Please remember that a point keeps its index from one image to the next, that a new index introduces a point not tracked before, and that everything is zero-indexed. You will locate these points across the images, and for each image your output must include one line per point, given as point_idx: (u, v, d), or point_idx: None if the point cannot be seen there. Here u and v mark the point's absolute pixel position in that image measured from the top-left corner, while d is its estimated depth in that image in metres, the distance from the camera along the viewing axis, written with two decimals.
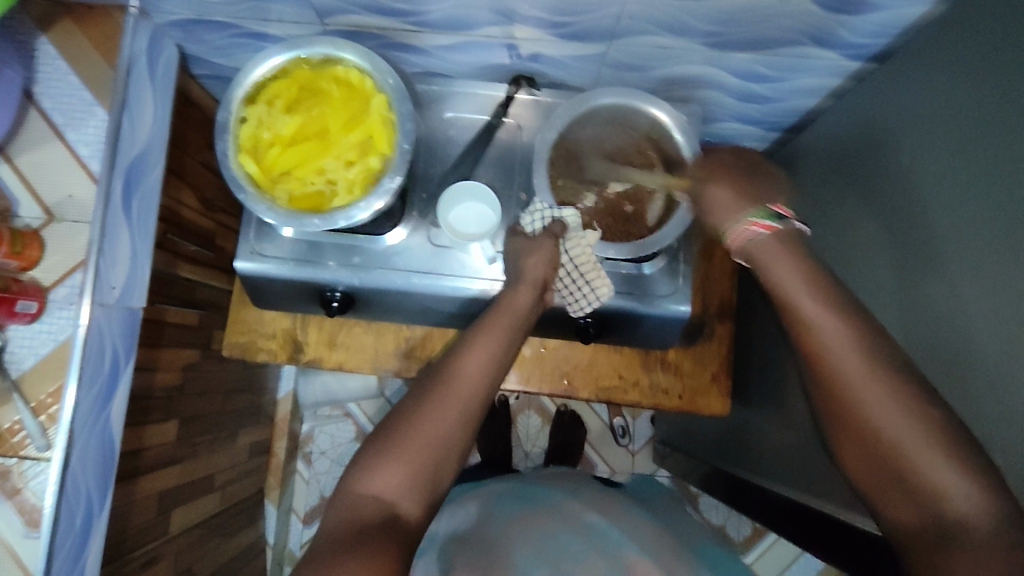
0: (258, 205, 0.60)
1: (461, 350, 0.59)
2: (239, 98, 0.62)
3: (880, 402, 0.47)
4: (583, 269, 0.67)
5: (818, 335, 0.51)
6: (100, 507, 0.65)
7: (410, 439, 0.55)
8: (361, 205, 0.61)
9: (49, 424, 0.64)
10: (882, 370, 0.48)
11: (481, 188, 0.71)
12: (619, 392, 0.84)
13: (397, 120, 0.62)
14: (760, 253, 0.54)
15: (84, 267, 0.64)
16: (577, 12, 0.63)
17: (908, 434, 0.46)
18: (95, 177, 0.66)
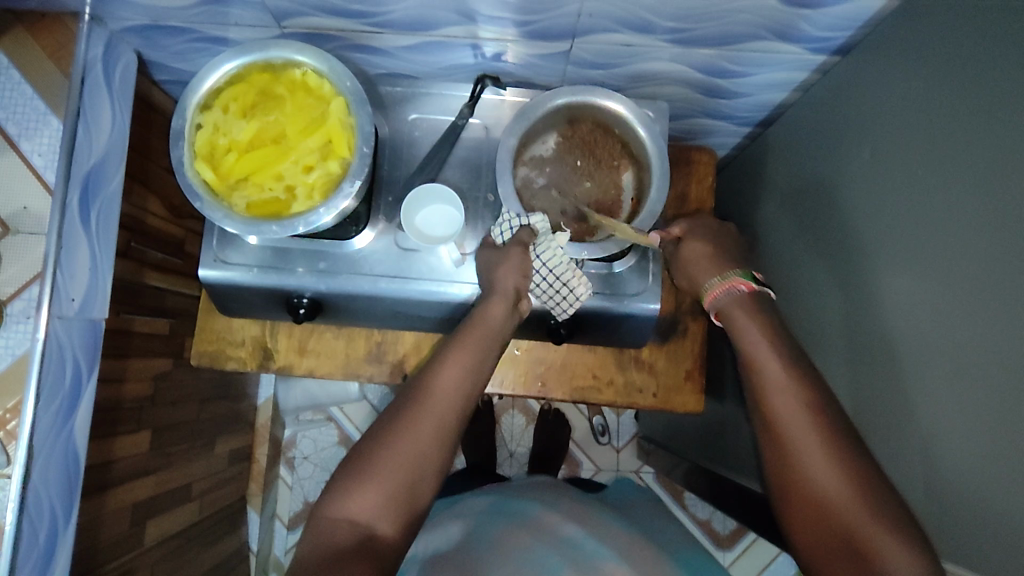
0: (214, 212, 0.59)
1: (436, 364, 0.60)
2: (193, 104, 0.61)
3: (820, 464, 0.53)
4: (559, 273, 0.66)
5: (761, 383, 0.58)
6: (65, 522, 0.64)
7: (383, 459, 0.55)
8: (321, 210, 0.60)
9: (8, 440, 0.61)
10: (819, 423, 0.55)
11: (438, 188, 0.69)
12: (594, 392, 0.84)
13: (356, 123, 0.62)
14: (732, 306, 0.63)
15: (40, 280, 0.63)
16: (539, 10, 0.62)
17: (836, 487, 0.52)
18: (50, 188, 0.65)
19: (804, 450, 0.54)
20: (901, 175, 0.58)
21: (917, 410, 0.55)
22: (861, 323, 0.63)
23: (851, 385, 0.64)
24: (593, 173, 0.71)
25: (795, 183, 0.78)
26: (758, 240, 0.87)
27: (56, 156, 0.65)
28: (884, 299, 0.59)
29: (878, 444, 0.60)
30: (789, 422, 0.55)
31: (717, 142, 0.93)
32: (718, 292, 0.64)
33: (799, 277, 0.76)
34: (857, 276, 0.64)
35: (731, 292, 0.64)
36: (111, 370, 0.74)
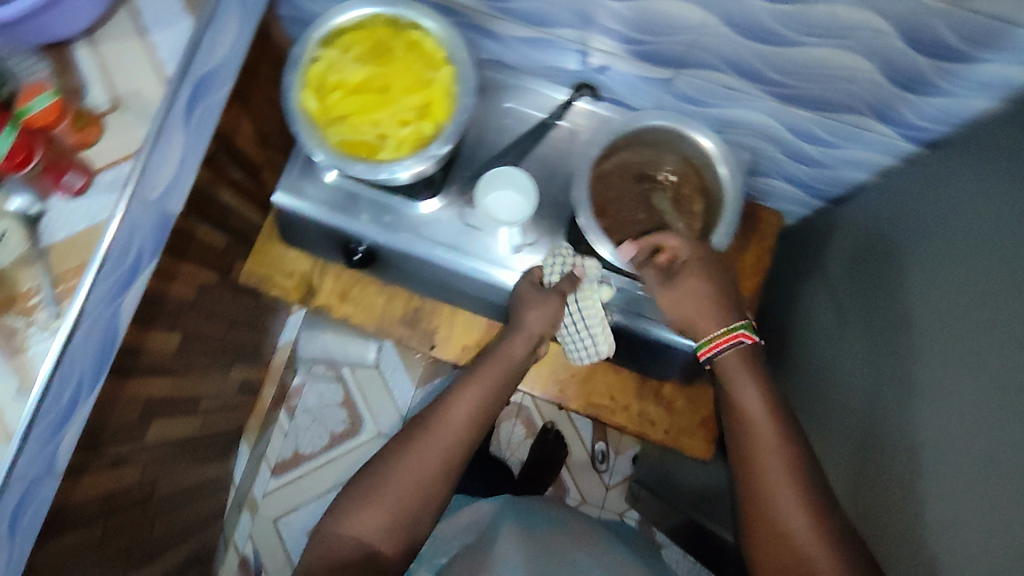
0: (309, 139, 0.62)
1: (449, 397, 0.68)
2: (315, 38, 0.65)
3: (796, 517, 0.62)
4: (591, 323, 0.69)
5: (754, 443, 0.65)
6: (88, 388, 0.67)
7: (388, 488, 0.64)
8: (405, 163, 0.63)
9: (64, 297, 0.62)
10: (801, 484, 0.63)
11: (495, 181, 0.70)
12: (608, 413, 0.85)
13: (457, 93, 0.65)
14: (730, 364, 0.67)
15: (135, 160, 0.65)
16: (657, 32, 0.64)
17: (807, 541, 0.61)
18: (164, 80, 0.66)
19: (785, 506, 0.62)
20: (957, 269, 0.59)
21: (939, 499, 0.56)
22: (903, 405, 0.63)
23: (882, 457, 0.65)
24: (670, 182, 0.72)
25: (859, 257, 0.78)
26: (807, 310, 0.88)
27: (179, 51, 0.67)
28: (930, 382, 0.59)
29: (896, 511, 0.62)
30: (772, 483, 0.63)
31: (786, 208, 0.94)
32: (714, 348, 0.67)
33: (850, 346, 0.75)
34: (902, 355, 0.64)
35: (730, 349, 0.67)
36: (166, 265, 0.77)
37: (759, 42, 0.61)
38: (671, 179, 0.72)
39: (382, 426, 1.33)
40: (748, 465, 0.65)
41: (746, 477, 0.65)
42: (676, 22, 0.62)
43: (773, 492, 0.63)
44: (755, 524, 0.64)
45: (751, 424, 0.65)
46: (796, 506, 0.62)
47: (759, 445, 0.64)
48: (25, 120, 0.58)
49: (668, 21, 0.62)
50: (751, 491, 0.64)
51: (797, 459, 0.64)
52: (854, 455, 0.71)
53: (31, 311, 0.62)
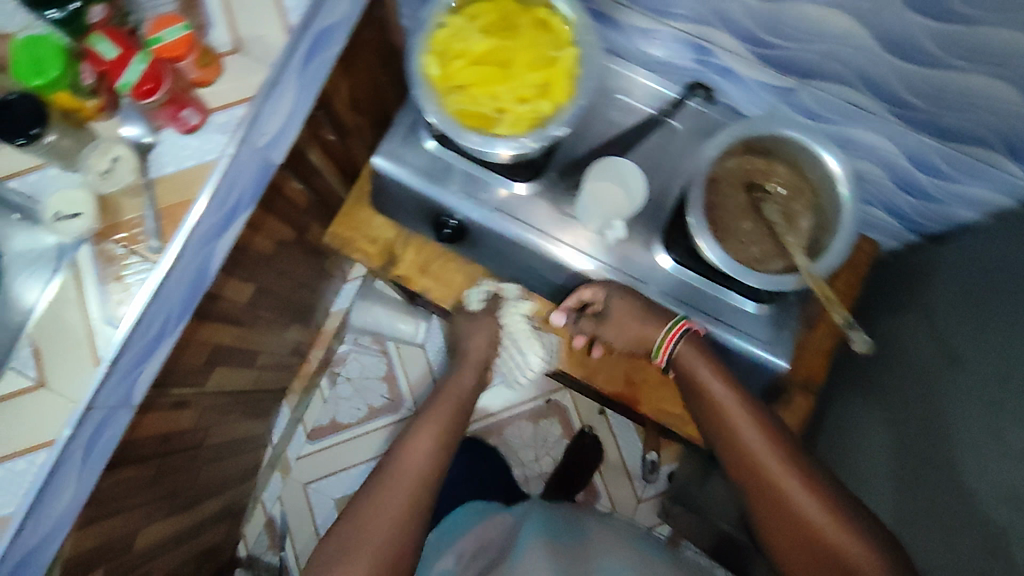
0: (428, 106, 0.61)
1: (398, 451, 0.71)
2: (445, 4, 0.63)
3: (797, 491, 0.65)
4: (519, 337, 0.82)
5: (736, 429, 0.70)
6: (173, 327, 0.65)
7: (359, 543, 0.63)
8: (521, 141, 0.61)
9: (167, 230, 0.62)
10: (790, 461, 0.67)
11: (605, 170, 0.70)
12: (678, 423, 0.83)
13: (581, 76, 0.62)
14: (692, 356, 0.72)
15: (251, 105, 0.63)
16: (794, 38, 0.62)
17: (813, 510, 0.64)
18: (288, 29, 0.65)
19: (785, 483, 0.66)
20: None
21: (991, 520, 0.58)
22: (994, 421, 0.61)
23: (954, 459, 0.65)
24: (779, 193, 0.69)
25: (968, 270, 0.74)
26: (886, 338, 0.84)
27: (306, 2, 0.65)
28: (965, 427, 0.65)
29: (958, 504, 0.62)
30: (775, 470, 0.67)
31: (877, 238, 0.91)
32: (670, 344, 0.72)
33: (879, 418, 0.81)
34: (1002, 370, 0.62)
35: (685, 344, 0.72)
36: (255, 216, 0.76)
37: (899, 57, 0.59)
38: (781, 190, 0.69)
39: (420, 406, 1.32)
40: (743, 460, 0.69)
41: (748, 475, 0.69)
42: (820, 28, 0.59)
43: (779, 483, 0.66)
44: (769, 513, 0.67)
45: (735, 428, 0.70)
46: (803, 487, 0.66)
47: (749, 442, 0.69)
48: (156, 49, 0.58)
49: (809, 28, 0.60)
50: (757, 485, 0.68)
51: (787, 446, 0.69)
52: (923, 460, 0.70)
53: (133, 243, 0.61)
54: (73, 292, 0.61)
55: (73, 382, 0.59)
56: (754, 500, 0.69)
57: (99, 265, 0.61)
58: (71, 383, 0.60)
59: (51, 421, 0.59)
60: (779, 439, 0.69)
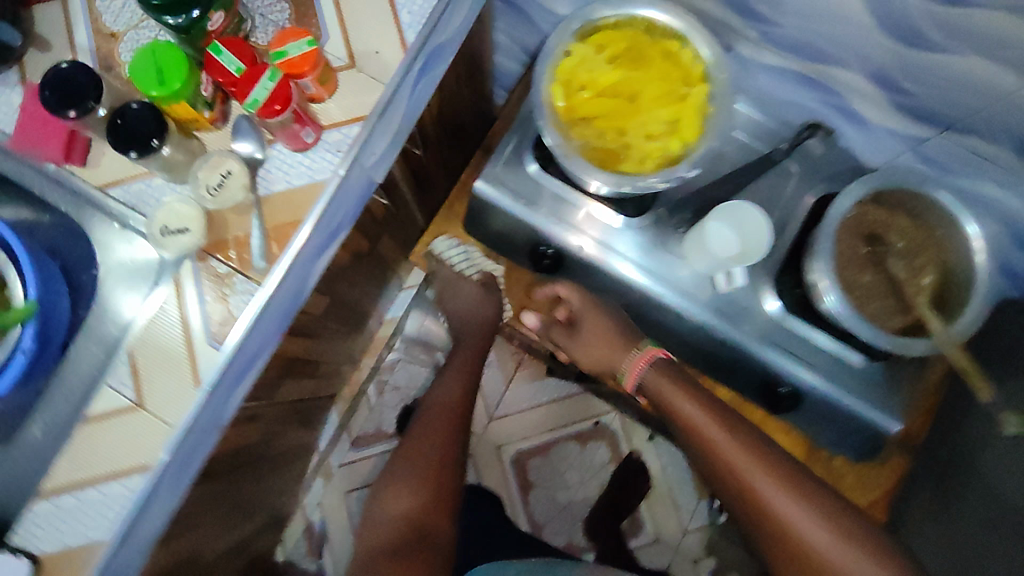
0: (552, 138, 0.59)
1: (433, 392, 0.86)
2: (572, 31, 0.60)
3: (789, 509, 0.62)
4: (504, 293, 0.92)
5: (701, 431, 0.68)
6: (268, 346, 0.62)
7: (412, 459, 0.79)
8: (650, 181, 0.58)
9: (273, 250, 0.59)
10: (772, 473, 0.64)
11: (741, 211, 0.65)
12: None
13: (714, 116, 0.59)
14: (655, 377, 0.72)
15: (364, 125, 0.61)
16: (941, 89, 0.57)
17: (829, 545, 0.59)
18: (405, 47, 0.62)
19: (774, 503, 0.62)
20: None
21: None
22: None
23: None
24: (896, 244, 0.66)
25: None
26: None
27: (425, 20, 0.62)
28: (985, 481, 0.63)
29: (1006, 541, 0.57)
30: (722, 449, 0.66)
31: None
32: (637, 367, 0.73)
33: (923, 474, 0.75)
34: None
35: (646, 367, 0.73)
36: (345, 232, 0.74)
37: None
38: (897, 242, 0.66)
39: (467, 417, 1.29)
40: (701, 443, 0.68)
41: (714, 464, 0.67)
42: (975, 82, 0.54)
43: (750, 482, 0.64)
44: (735, 503, 0.66)
45: (699, 426, 0.68)
46: (796, 497, 0.62)
47: (722, 452, 0.66)
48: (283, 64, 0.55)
49: (959, 81, 0.55)
50: (736, 488, 0.65)
51: (761, 445, 0.66)
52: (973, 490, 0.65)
53: (240, 262, 0.59)
54: (173, 309, 0.59)
55: (173, 405, 0.58)
56: (738, 505, 0.66)
57: (204, 283, 0.59)
58: (171, 405, 0.58)
59: (148, 441, 0.58)
60: (752, 439, 0.67)
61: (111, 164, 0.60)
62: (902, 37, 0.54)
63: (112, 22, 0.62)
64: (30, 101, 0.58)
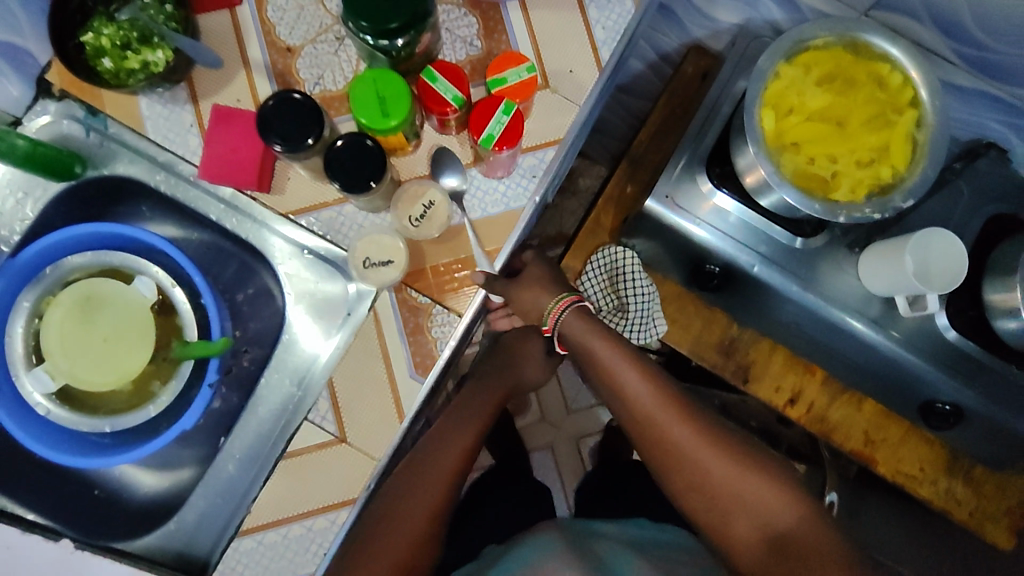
0: (764, 164, 0.58)
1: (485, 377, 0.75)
2: (780, 53, 0.60)
3: (692, 438, 0.61)
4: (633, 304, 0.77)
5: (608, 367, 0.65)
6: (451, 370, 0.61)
7: (431, 483, 0.56)
8: (865, 211, 0.58)
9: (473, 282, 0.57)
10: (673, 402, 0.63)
11: (934, 236, 0.62)
12: (912, 483, 0.77)
13: (926, 144, 0.58)
14: (576, 322, 0.67)
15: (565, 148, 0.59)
16: None
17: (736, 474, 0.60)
18: (601, 65, 0.61)
19: (655, 414, 0.63)
20: None
21: None
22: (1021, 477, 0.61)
23: None
24: None
25: None
26: None
27: (619, 37, 0.61)
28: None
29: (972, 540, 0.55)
30: (650, 406, 0.63)
31: None
32: (558, 313, 0.67)
33: None
34: None
35: (568, 311, 0.67)
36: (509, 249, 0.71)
37: None
38: None
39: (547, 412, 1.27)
40: (628, 409, 0.64)
41: (641, 428, 0.64)
42: None
43: (692, 455, 0.61)
44: (674, 476, 0.62)
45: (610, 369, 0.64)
46: (738, 464, 0.60)
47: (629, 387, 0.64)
48: (499, 89, 0.54)
49: None
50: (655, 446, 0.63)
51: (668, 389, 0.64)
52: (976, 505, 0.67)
53: (439, 294, 0.57)
54: (373, 341, 0.56)
55: (375, 439, 0.56)
56: (657, 466, 0.64)
57: (402, 314, 0.56)
58: (372, 438, 0.56)
59: (353, 478, 0.56)
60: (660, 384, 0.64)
61: (297, 191, 0.57)
62: None
63: (287, 35, 0.59)
64: (223, 129, 0.56)
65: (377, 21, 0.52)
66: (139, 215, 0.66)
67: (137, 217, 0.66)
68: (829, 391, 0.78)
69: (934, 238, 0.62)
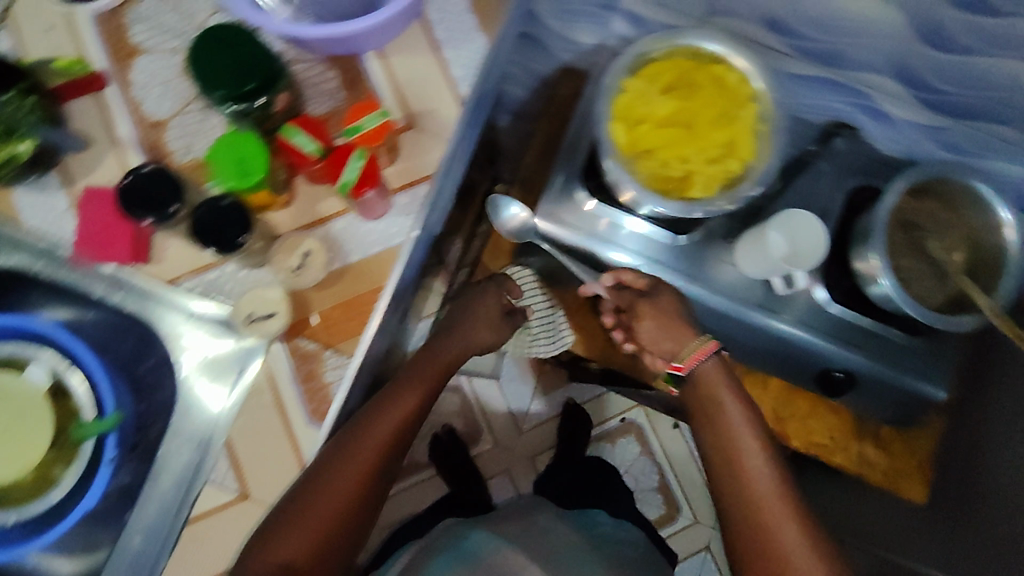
0: (623, 174, 0.62)
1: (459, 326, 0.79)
2: (624, 68, 0.64)
3: (768, 497, 0.63)
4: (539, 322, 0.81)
5: (729, 430, 0.66)
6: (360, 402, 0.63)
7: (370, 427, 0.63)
8: (719, 204, 0.62)
9: (359, 323, 0.59)
10: (770, 461, 0.65)
11: (793, 217, 0.66)
12: (825, 452, 0.82)
13: (769, 134, 0.62)
14: (711, 374, 0.68)
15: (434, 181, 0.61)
16: (963, 86, 0.62)
17: (796, 550, 0.59)
18: (461, 101, 0.64)
19: (755, 479, 0.64)
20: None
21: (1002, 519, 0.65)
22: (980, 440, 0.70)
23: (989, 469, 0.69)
24: (927, 225, 0.70)
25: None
26: None
27: (476, 72, 0.64)
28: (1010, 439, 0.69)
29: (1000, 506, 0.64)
30: (743, 453, 0.65)
31: None
32: (697, 360, 0.68)
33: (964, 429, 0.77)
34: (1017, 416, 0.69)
35: (705, 361, 0.68)
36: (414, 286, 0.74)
37: None
38: (930, 223, 0.70)
39: (498, 435, 1.30)
40: (720, 457, 0.66)
41: (727, 477, 0.65)
42: (996, 79, 0.60)
43: (763, 511, 0.62)
44: (748, 535, 0.62)
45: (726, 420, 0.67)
46: (806, 544, 0.60)
47: (737, 444, 0.66)
48: (358, 135, 0.56)
49: (985, 78, 0.60)
50: (742, 508, 0.63)
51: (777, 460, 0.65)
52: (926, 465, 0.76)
53: (329, 338, 0.58)
54: (268, 395, 0.58)
55: (278, 489, 0.57)
56: (729, 518, 0.65)
57: (294, 363, 0.58)
58: (276, 489, 0.57)
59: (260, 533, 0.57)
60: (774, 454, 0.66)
61: (175, 258, 0.58)
62: (931, 42, 0.58)
63: (153, 110, 0.61)
64: (95, 207, 0.58)
65: (231, 86, 0.54)
66: (31, 302, 0.67)
67: (30, 304, 0.67)
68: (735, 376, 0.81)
69: (793, 220, 0.66)
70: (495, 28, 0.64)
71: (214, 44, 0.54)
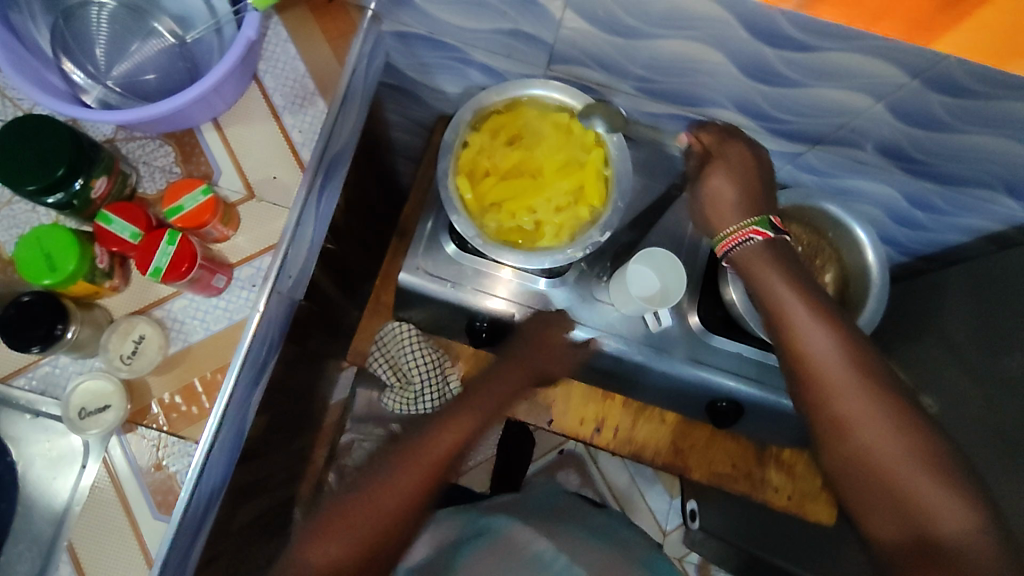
0: (469, 229, 0.60)
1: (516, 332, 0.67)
2: (465, 122, 0.63)
3: (857, 403, 0.48)
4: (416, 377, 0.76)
5: (790, 321, 0.51)
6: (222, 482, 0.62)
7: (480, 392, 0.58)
8: (566, 252, 0.61)
9: (202, 404, 0.57)
10: (857, 358, 0.49)
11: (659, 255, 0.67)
12: (730, 481, 0.79)
13: (613, 178, 0.62)
14: (750, 261, 0.54)
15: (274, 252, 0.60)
16: (804, 114, 0.62)
17: (891, 455, 0.46)
18: (303, 166, 0.62)
19: (833, 381, 0.49)
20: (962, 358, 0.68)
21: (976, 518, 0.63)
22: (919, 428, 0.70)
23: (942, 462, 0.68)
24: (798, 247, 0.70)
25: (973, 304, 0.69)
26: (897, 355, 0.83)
27: (316, 136, 0.62)
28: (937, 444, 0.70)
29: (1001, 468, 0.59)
30: (806, 349, 0.50)
31: None
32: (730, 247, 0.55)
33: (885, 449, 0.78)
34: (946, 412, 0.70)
35: (749, 243, 0.54)
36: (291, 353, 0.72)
37: (914, 125, 0.59)
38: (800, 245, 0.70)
39: None
40: (788, 353, 0.52)
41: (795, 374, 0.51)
42: (833, 107, 0.60)
43: (844, 414, 0.48)
44: (833, 447, 0.49)
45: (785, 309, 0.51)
46: (908, 453, 0.46)
47: (800, 337, 0.50)
48: (180, 218, 0.56)
49: (823, 106, 0.60)
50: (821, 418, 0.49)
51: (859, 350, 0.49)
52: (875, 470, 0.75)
53: (172, 425, 0.57)
54: (110, 491, 0.56)
55: None
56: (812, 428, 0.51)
57: (138, 452, 0.56)
58: None
59: None
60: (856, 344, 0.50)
61: (8, 356, 0.57)
62: (764, 78, 0.58)
63: None
64: None
65: (40, 177, 0.51)
66: None
67: None
68: (632, 410, 0.80)
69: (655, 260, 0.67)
70: (334, 92, 0.63)
71: (18, 138, 0.52)
